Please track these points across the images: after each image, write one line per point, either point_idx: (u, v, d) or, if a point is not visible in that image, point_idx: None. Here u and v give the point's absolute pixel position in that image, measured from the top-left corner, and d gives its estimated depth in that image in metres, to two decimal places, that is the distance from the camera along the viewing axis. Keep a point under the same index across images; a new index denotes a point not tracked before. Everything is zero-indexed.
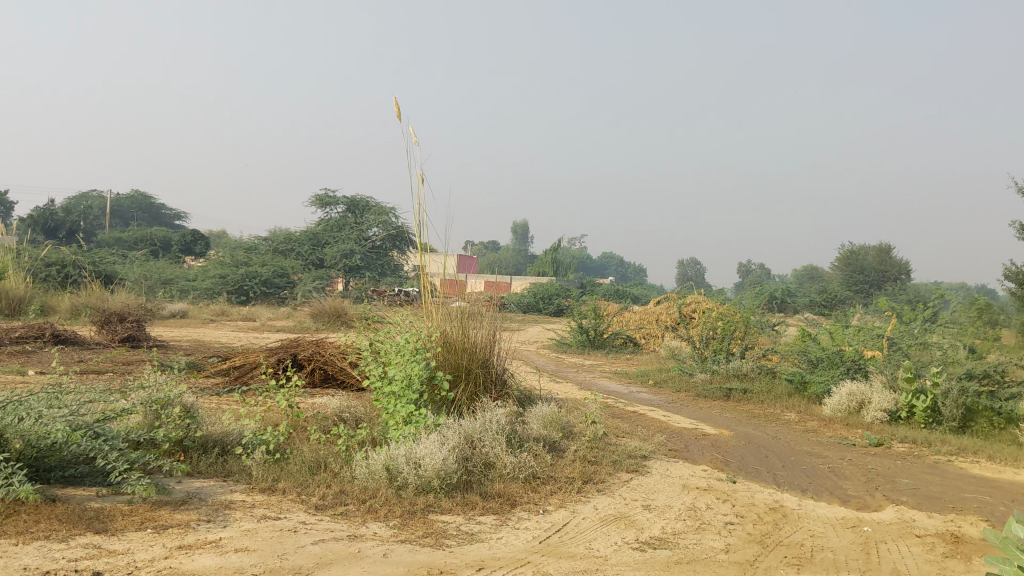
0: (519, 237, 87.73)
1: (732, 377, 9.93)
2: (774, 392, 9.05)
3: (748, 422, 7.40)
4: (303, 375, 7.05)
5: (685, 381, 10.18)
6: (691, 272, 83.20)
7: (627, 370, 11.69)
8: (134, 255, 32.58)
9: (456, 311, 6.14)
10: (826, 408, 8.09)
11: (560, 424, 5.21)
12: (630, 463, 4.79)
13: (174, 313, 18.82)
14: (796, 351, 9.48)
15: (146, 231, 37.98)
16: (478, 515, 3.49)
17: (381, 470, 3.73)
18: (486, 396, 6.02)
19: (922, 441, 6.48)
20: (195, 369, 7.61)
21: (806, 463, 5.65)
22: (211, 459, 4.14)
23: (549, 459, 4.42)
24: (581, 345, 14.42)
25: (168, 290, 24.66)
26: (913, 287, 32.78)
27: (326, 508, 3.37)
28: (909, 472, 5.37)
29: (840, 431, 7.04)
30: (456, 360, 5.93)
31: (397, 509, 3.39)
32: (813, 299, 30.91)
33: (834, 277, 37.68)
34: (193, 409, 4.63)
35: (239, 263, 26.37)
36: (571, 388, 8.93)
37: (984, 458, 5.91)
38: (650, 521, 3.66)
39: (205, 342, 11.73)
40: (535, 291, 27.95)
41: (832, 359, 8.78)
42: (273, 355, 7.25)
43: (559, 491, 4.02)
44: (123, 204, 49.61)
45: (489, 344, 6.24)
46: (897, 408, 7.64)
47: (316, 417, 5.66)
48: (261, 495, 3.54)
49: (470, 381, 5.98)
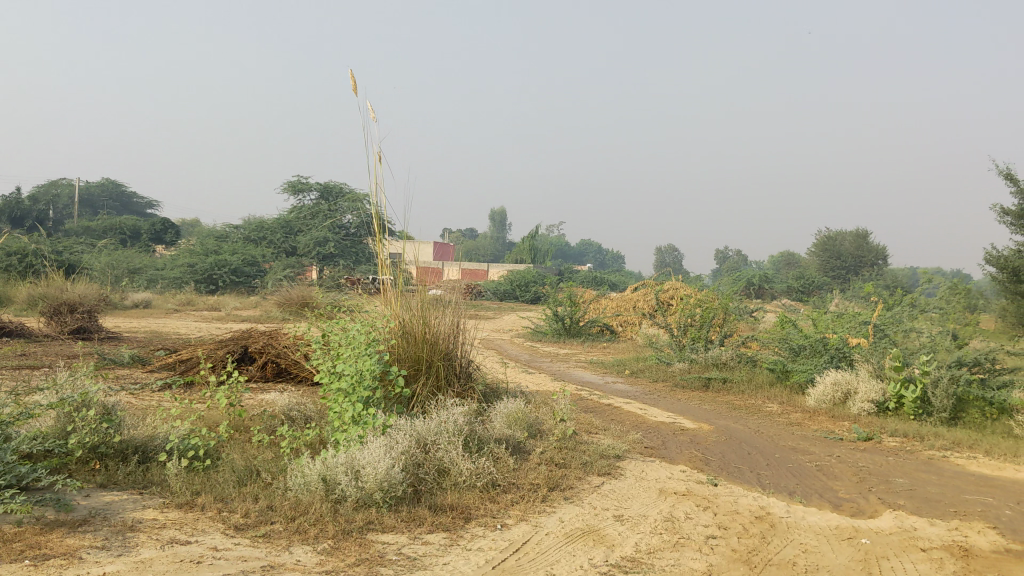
0: (497, 223, 87.17)
1: (712, 366, 9.56)
2: (755, 381, 8.67)
3: (727, 415, 7.00)
4: (254, 369, 6.57)
5: (662, 370, 9.76)
6: (669, 258, 83.11)
7: (603, 359, 11.28)
8: (102, 243, 31.85)
9: (416, 300, 5.68)
10: (810, 399, 7.71)
11: (526, 422, 4.77)
12: (604, 466, 4.35)
13: (138, 303, 18.24)
14: (777, 339, 9.09)
15: (114, 220, 37.21)
16: (424, 534, 3.06)
17: (317, 481, 3.30)
18: (448, 392, 5.57)
19: (914, 435, 6.09)
20: (139, 363, 7.11)
21: (792, 460, 5.23)
22: (130, 469, 3.67)
23: (513, 463, 3.98)
24: (556, 334, 14.01)
25: (135, 280, 24.04)
26: (891, 273, 32.63)
27: (247, 530, 2.93)
28: (903, 471, 4.98)
29: (826, 424, 6.64)
30: (416, 352, 5.49)
31: (330, 530, 2.95)
32: (791, 284, 30.66)
33: (812, 263, 37.47)
34: (116, 410, 4.16)
35: (208, 253, 25.76)
36: (542, 379, 8.50)
37: (981, 453, 5.54)
38: (622, 536, 3.24)
39: (162, 333, 11.19)
40: (511, 279, 27.50)
41: (816, 347, 8.39)
42: (223, 348, 6.77)
43: (521, 501, 3.58)
44: (94, 192, 48.69)
45: (451, 336, 5.78)
46: (884, 399, 7.25)
47: (262, 417, 5.21)
48: (175, 513, 3.10)
49: (431, 375, 5.53)
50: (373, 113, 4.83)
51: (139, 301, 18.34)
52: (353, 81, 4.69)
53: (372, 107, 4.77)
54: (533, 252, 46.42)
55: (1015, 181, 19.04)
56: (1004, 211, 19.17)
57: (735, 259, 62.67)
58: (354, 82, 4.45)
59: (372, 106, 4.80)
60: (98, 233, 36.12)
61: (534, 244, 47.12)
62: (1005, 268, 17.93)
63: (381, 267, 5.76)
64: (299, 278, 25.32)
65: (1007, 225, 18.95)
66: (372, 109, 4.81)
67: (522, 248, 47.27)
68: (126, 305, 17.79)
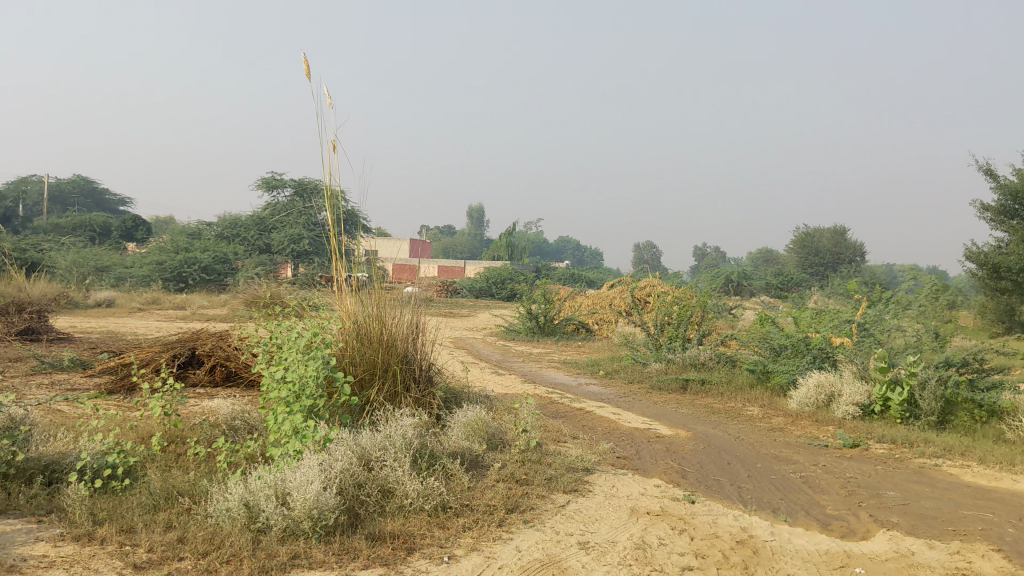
0: (474, 220, 86.85)
1: (689, 367, 9.20)
2: (734, 383, 8.30)
3: (706, 419, 6.63)
4: (202, 373, 6.14)
5: (638, 371, 9.39)
6: (647, 255, 83.05)
7: (577, 359, 10.90)
8: (71, 241, 31.17)
9: (372, 299, 5.27)
10: (792, 402, 7.35)
11: (484, 434, 4.37)
12: (572, 482, 3.96)
13: (101, 302, 17.73)
14: (757, 338, 8.74)
15: (84, 217, 36.56)
16: (357, 570, 2.65)
17: (239, 506, 2.90)
18: (405, 399, 5.17)
19: (903, 442, 5.74)
20: (79, 367, 6.65)
21: (774, 471, 4.87)
22: (33, 492, 3.25)
23: (468, 481, 3.58)
24: (530, 332, 13.63)
25: (102, 278, 23.50)
26: (869, 270, 32.51)
27: (148, 570, 2.52)
28: (894, 483, 4.62)
29: (809, 429, 6.28)
30: (372, 356, 5.09)
31: (245, 568, 2.55)
32: (769, 281, 30.43)
33: (789, 259, 37.31)
34: (25, 425, 3.73)
35: (178, 250, 25.19)
36: (512, 381, 8.10)
37: (976, 461, 5.20)
38: (586, 569, 2.85)
39: (117, 334, 10.69)
40: (487, 276, 27.13)
41: (798, 347, 8.05)
42: (168, 350, 6.33)
43: (475, 526, 3.18)
44: (65, 189, 47.85)
45: (411, 338, 5.38)
46: (870, 402, 6.90)
47: (202, 427, 4.79)
48: (70, 548, 2.69)
49: (387, 381, 5.13)
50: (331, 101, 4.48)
51: (102, 300, 17.83)
52: (307, 64, 4.33)
53: (327, 93, 4.41)
54: (510, 248, 46.05)
55: (995, 177, 18.88)
56: (984, 207, 18.99)
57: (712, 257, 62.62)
58: (305, 65, 4.07)
59: (329, 92, 4.45)
60: (67, 230, 35.40)
61: (511, 241, 46.74)
62: (984, 264, 17.75)
63: (335, 265, 5.34)
64: (271, 275, 24.78)
65: (987, 221, 18.78)
66: (328, 95, 4.46)
67: (499, 245, 46.87)
68: (89, 305, 17.30)
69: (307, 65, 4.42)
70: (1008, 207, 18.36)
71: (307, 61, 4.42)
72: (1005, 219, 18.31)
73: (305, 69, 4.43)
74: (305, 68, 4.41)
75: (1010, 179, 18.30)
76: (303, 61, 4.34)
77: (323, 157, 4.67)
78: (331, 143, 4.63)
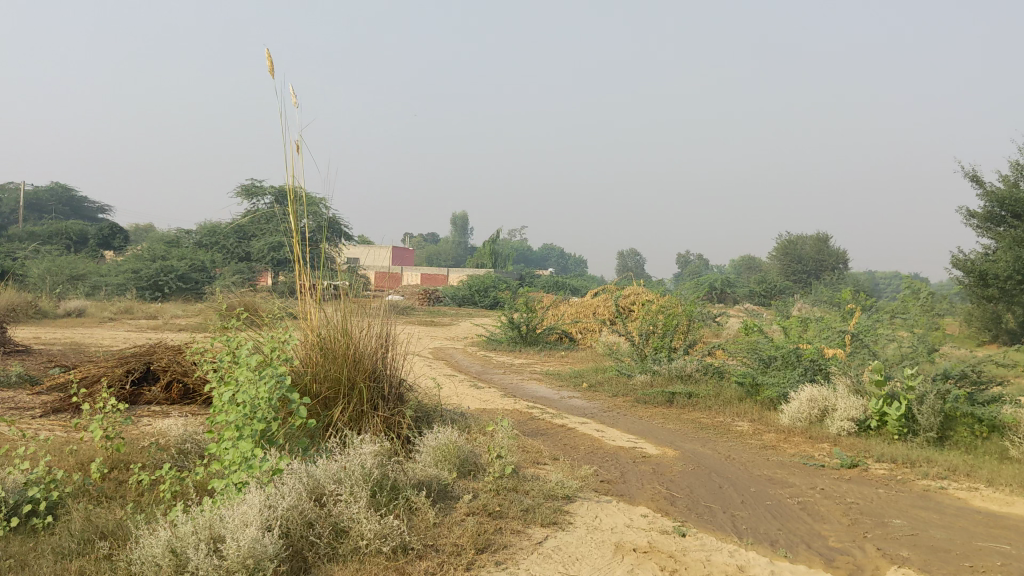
0: (457, 227, 86.47)
1: (675, 379, 8.86)
2: (722, 397, 7.96)
3: (695, 436, 6.27)
4: (158, 390, 5.75)
5: (623, 383, 9.03)
6: (631, 263, 82.92)
7: (559, 370, 10.53)
8: (46, 250, 30.58)
9: (337, 313, 4.89)
10: (784, 417, 7.01)
11: (452, 461, 4.00)
12: (551, 513, 3.59)
13: (70, 312, 17.25)
14: (745, 348, 8.39)
15: (61, 224, 35.96)
16: None
17: (164, 553, 2.53)
18: (373, 418, 4.79)
19: (904, 461, 5.40)
20: (27, 383, 6.23)
21: (770, 496, 4.52)
22: None
23: (433, 516, 3.22)
24: (511, 342, 13.26)
25: (76, 287, 22.97)
26: (852, 277, 32.32)
27: None
28: (899, 510, 4.29)
29: (803, 446, 5.93)
30: (338, 372, 4.73)
31: None
32: (753, 289, 30.19)
33: (773, 267, 37.11)
34: None
35: (154, 258, 24.68)
36: (491, 395, 7.73)
37: (983, 483, 4.87)
38: None
39: (81, 345, 10.22)
40: (469, 284, 26.76)
41: (788, 359, 7.70)
42: (121, 365, 5.94)
43: (439, 571, 2.81)
44: (42, 196, 47.13)
45: (380, 352, 5.01)
46: (866, 417, 6.55)
47: (149, 452, 4.41)
48: None
49: (353, 401, 4.75)
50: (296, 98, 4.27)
51: (72, 309, 17.35)
52: (270, 58, 4.06)
53: (292, 90, 4.18)
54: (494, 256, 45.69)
55: (981, 183, 18.69)
56: (969, 214, 18.79)
57: (695, 265, 62.37)
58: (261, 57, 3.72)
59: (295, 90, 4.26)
60: (43, 238, 34.75)
61: (494, 248, 46.36)
62: (971, 272, 17.53)
63: (297, 275, 4.96)
64: (249, 283, 24.31)
65: (973, 228, 18.56)
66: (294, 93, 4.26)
67: (482, 252, 46.51)
68: (58, 314, 16.84)
69: (269, 60, 4.17)
70: (995, 214, 18.15)
71: (270, 55, 4.21)
72: (991, 226, 18.11)
73: (269, 66, 4.22)
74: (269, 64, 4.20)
75: (996, 186, 18.08)
76: (267, 55, 4.15)
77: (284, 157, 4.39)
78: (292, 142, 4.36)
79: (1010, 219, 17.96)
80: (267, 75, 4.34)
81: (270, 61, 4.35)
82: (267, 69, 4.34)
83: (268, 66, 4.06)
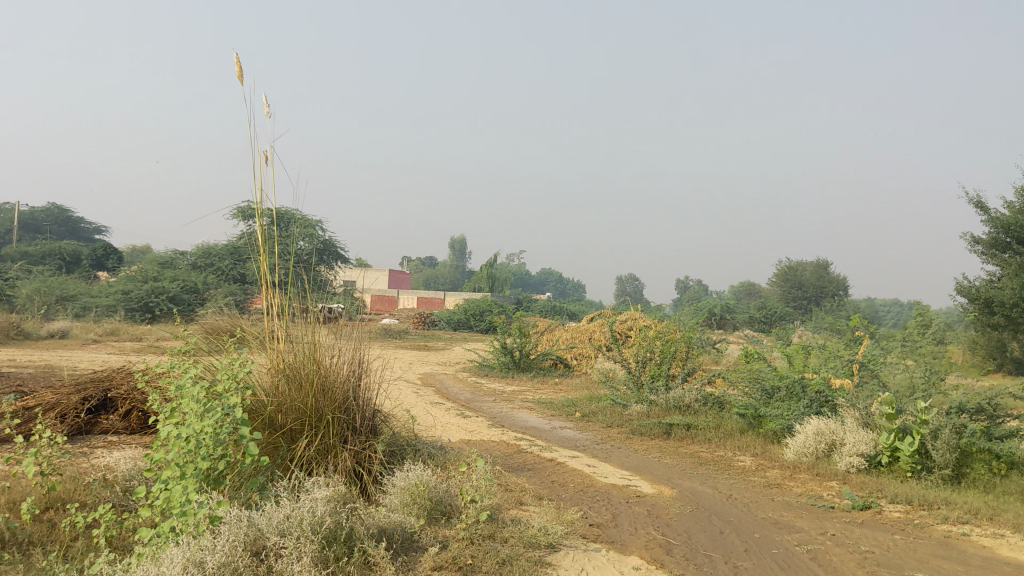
0: (456, 250, 86.19)
1: (672, 409, 8.44)
2: (723, 429, 7.54)
3: (693, 472, 5.85)
4: (116, 418, 5.35)
5: (618, 413, 8.60)
6: (630, 288, 82.57)
7: (552, 398, 10.09)
8: (38, 270, 30.17)
9: (304, 339, 4.52)
10: (788, 451, 6.59)
11: (420, 506, 3.61)
12: (530, 565, 3.16)
13: (53, 333, 16.79)
14: (747, 377, 7.97)
15: (55, 244, 35.56)
16: None
17: None
18: (343, 453, 4.38)
19: (921, 503, 4.97)
20: None
21: (775, 543, 4.10)
22: None
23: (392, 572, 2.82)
24: (504, 368, 12.83)
25: (65, 308, 22.53)
26: (852, 304, 31.89)
27: None
28: (920, 560, 3.88)
29: (810, 485, 5.51)
30: (303, 404, 4.34)
31: None
32: (753, 316, 29.80)
33: (772, 293, 36.72)
34: None
35: (146, 280, 24.29)
36: (476, 425, 7.30)
37: (1009, 529, 4.45)
38: None
39: (53, 368, 9.77)
40: (465, 307, 26.38)
41: (793, 390, 7.31)
42: (78, 393, 5.53)
43: None
44: (39, 217, 46.84)
45: (353, 380, 4.62)
46: (876, 452, 6.13)
47: (89, 490, 3.99)
48: None
49: (320, 433, 4.35)
50: (268, 106, 4.07)
51: (55, 330, 16.91)
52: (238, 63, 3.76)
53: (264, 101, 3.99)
54: (491, 280, 45.26)
55: (986, 209, 18.36)
56: (973, 240, 18.43)
57: (694, 290, 62.01)
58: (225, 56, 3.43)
59: (267, 99, 4.09)
60: (36, 259, 34.30)
61: (492, 273, 45.94)
62: (975, 299, 17.12)
63: (264, 299, 4.59)
64: (242, 305, 23.86)
65: (978, 255, 18.19)
66: (266, 101, 4.07)
67: (480, 276, 46.10)
68: (41, 336, 16.42)
69: (239, 65, 3.96)
70: (1000, 240, 17.78)
71: (239, 59, 4.02)
72: (996, 252, 17.74)
73: (240, 71, 4.04)
74: (239, 70, 4.03)
75: (1001, 212, 17.75)
76: (237, 60, 3.97)
77: (253, 167, 4.15)
78: (261, 153, 4.13)
79: (1015, 245, 17.59)
80: (238, 82, 4.12)
81: (241, 67, 4.15)
82: (237, 76, 4.14)
83: (236, 72, 3.88)
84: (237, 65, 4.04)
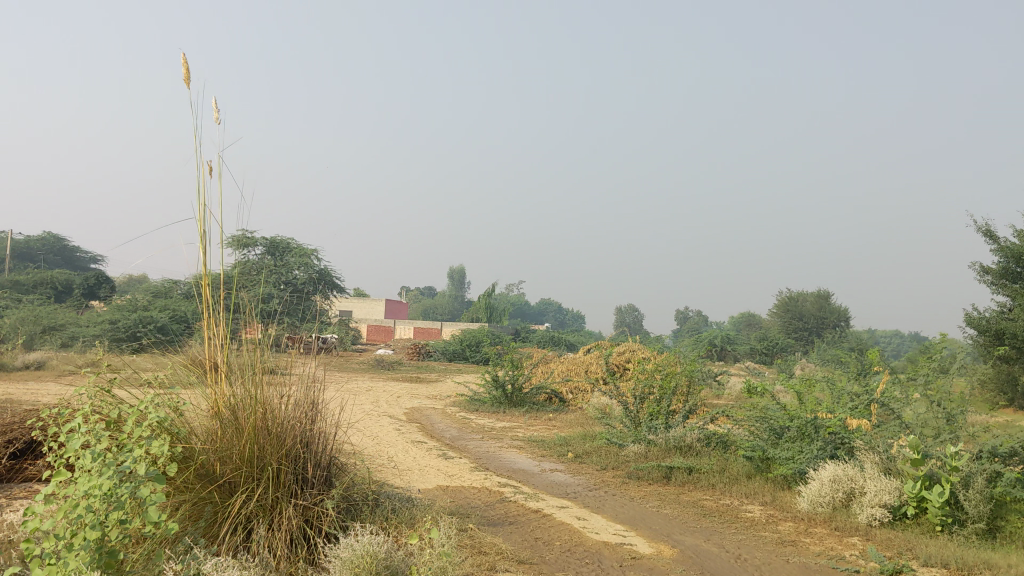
0: (455, 281, 85.63)
1: (673, 450, 7.79)
2: (728, 472, 6.90)
3: (697, 526, 5.20)
4: (42, 464, 4.75)
5: (613, 454, 7.94)
6: (629, 319, 81.90)
7: (544, 436, 9.41)
8: (27, 299, 29.56)
9: (249, 379, 3.90)
10: (802, 500, 5.94)
11: None
12: None
13: (28, 365, 16.09)
14: (753, 417, 7.33)
15: (47, 273, 34.99)
16: None
17: None
18: (287, 508, 3.74)
19: (959, 567, 4.32)
20: None
21: None
22: None
23: None
24: (495, 403, 12.19)
25: (50, 337, 21.87)
26: (854, 336, 31.26)
27: None
28: None
29: (829, 542, 4.86)
30: (243, 453, 3.71)
31: None
32: (754, 346, 29.17)
33: (772, 325, 36.09)
34: None
35: (135, 309, 23.64)
36: (456, 468, 6.63)
37: None
38: None
39: (10, 403, 9.09)
40: (461, 339, 25.76)
41: (805, 431, 6.66)
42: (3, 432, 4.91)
43: None
44: (33, 246, 46.34)
45: (304, 425, 3.99)
46: (900, 503, 5.48)
47: None
48: None
49: (261, 487, 3.71)
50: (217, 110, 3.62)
51: (31, 362, 16.22)
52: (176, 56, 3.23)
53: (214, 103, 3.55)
54: (490, 310, 44.60)
55: (995, 238, 17.77)
56: (983, 270, 17.83)
57: (693, 322, 61.28)
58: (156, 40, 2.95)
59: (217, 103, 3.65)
60: (27, 288, 33.67)
61: (490, 302, 45.32)
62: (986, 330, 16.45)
63: (205, 332, 3.98)
64: None
65: (987, 284, 17.56)
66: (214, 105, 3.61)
67: (478, 306, 45.49)
68: (16, 367, 15.75)
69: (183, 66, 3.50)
70: (1010, 270, 17.16)
71: (186, 59, 3.55)
72: (1007, 282, 17.11)
73: (187, 73, 3.61)
74: (184, 70, 3.58)
75: (1011, 241, 17.16)
76: (182, 59, 3.51)
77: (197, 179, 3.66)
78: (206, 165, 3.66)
79: None
80: (185, 85, 3.67)
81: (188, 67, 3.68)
82: (185, 81, 3.67)
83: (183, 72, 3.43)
84: (183, 66, 3.57)
